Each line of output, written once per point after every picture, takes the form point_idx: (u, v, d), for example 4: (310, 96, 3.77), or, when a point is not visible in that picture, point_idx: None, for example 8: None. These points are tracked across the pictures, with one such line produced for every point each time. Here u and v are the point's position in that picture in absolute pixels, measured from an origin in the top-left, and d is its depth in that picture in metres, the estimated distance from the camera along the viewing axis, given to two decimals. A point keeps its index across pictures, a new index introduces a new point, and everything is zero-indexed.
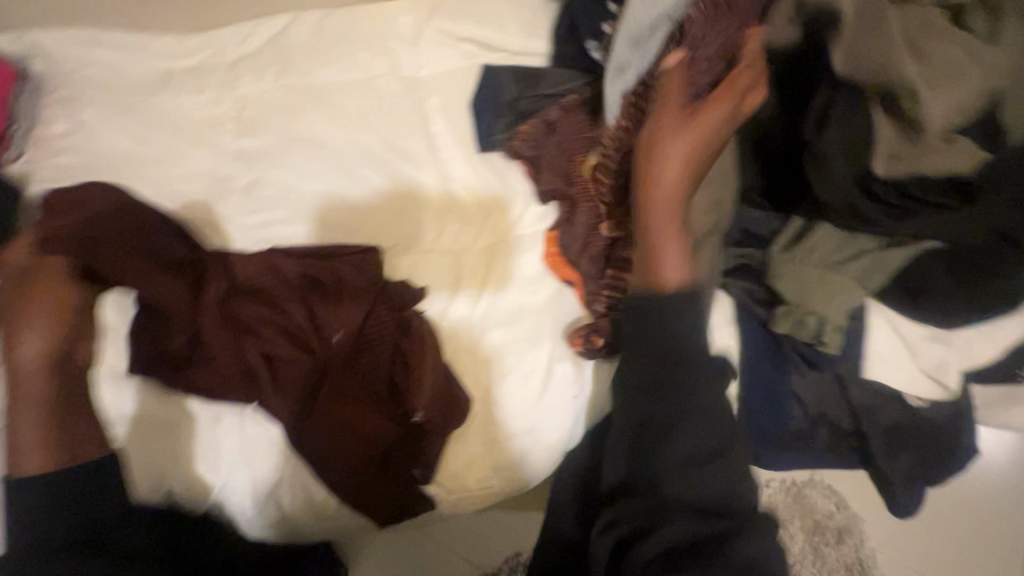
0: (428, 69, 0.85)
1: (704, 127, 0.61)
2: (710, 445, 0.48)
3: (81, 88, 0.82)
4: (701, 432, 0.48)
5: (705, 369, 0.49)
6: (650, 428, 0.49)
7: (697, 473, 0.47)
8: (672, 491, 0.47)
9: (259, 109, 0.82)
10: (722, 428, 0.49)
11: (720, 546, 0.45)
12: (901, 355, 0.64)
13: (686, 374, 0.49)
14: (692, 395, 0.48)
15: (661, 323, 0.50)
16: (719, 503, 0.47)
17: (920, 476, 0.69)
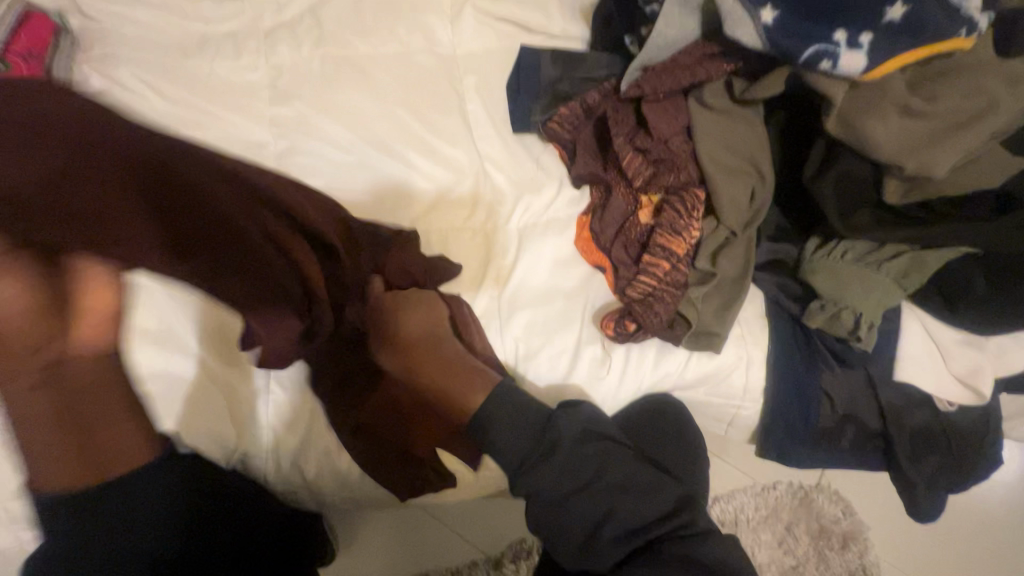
0: (466, 46, 0.83)
1: (743, 139, 0.65)
2: (562, 490, 0.52)
3: (117, 46, 0.81)
4: (542, 485, 0.52)
5: (517, 440, 0.54)
6: (526, 526, 0.53)
7: (561, 511, 0.52)
8: (559, 544, 0.52)
9: (293, 76, 0.80)
10: (570, 465, 0.53)
11: (601, 553, 0.51)
12: (934, 358, 0.65)
13: (513, 432, 0.54)
14: (524, 477, 0.52)
15: (497, 434, 0.54)
16: (592, 520, 0.51)
17: (942, 483, 0.69)
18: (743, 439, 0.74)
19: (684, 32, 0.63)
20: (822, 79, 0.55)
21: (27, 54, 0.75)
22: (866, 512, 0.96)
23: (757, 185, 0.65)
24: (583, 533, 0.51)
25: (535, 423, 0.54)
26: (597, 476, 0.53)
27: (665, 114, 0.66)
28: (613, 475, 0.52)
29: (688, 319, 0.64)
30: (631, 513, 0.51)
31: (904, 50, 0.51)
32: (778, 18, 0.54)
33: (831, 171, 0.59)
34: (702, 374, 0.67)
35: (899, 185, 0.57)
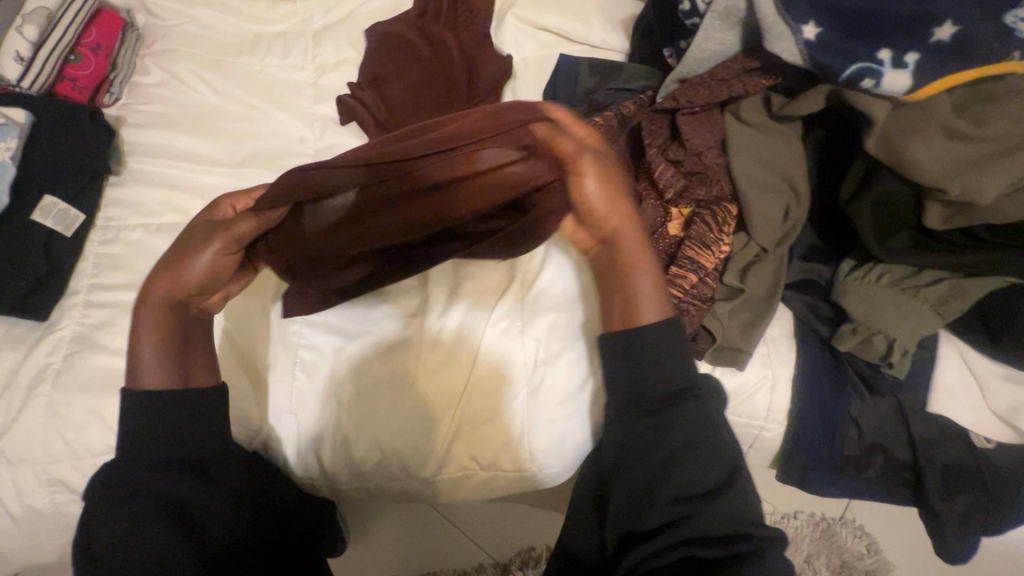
0: (506, 54, 0.85)
1: (779, 152, 0.64)
2: (694, 441, 0.51)
3: (177, 41, 0.85)
4: (680, 424, 0.51)
5: (667, 375, 0.52)
6: (654, 457, 0.51)
7: (680, 460, 0.50)
8: (657, 492, 0.50)
9: (338, 77, 0.83)
10: (709, 429, 0.52)
11: (703, 513, 0.48)
12: (971, 391, 0.62)
13: (670, 359, 0.53)
14: (673, 410, 0.51)
15: (642, 362, 0.53)
16: (706, 481, 0.50)
17: (976, 526, 0.65)
18: (764, 463, 0.72)
19: (724, 45, 0.63)
20: (861, 98, 0.54)
21: (96, 48, 0.80)
22: (892, 550, 0.92)
23: (791, 203, 0.64)
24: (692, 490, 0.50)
25: (669, 376, 0.53)
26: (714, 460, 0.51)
27: (699, 127, 0.66)
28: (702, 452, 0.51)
29: (711, 334, 0.64)
30: (734, 496, 0.49)
31: (952, 70, 0.50)
32: (820, 35, 0.53)
33: (870, 192, 0.58)
34: (722, 391, 0.65)
35: (940, 211, 0.55)
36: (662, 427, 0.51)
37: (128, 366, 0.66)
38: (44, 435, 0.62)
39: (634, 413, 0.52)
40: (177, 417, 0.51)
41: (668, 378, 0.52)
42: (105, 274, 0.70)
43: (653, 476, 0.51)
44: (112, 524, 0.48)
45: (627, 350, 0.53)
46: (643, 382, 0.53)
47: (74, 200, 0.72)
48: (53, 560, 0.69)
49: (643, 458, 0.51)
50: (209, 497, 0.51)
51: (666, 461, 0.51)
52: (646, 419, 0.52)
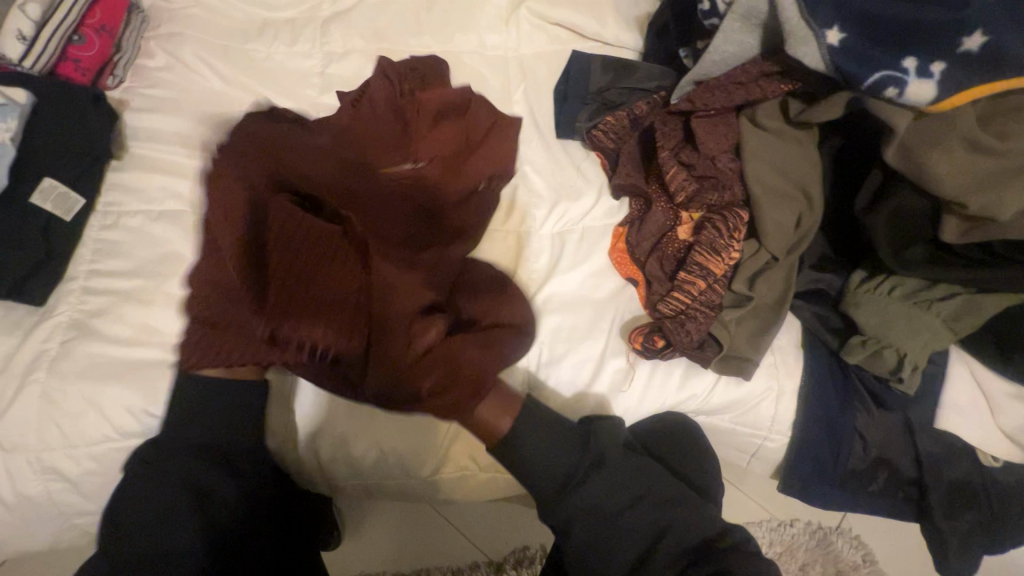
0: (518, 49, 0.83)
1: (795, 159, 0.63)
2: (612, 509, 0.56)
3: (183, 25, 0.84)
4: (592, 503, 0.56)
5: (559, 454, 0.57)
6: (587, 537, 0.56)
7: (609, 525, 0.56)
8: (617, 553, 0.56)
9: (345, 66, 0.81)
10: (618, 488, 0.57)
11: (656, 562, 0.55)
12: (979, 409, 0.63)
13: (557, 444, 0.58)
14: (579, 484, 0.57)
15: (529, 464, 0.57)
16: (647, 529, 0.56)
17: (981, 545, 0.64)
18: (766, 473, 0.71)
19: (744, 48, 0.61)
20: (884, 107, 0.53)
21: (100, 29, 0.78)
22: (888, 562, 0.91)
23: (805, 210, 0.63)
24: (635, 549, 0.56)
25: (548, 453, 0.57)
26: (643, 495, 0.58)
27: (714, 130, 0.65)
28: (645, 493, 0.58)
29: (719, 342, 0.62)
30: (688, 518, 0.57)
31: (977, 83, 0.49)
32: (844, 41, 0.52)
33: (885, 205, 0.57)
34: (727, 401, 0.64)
35: (957, 225, 0.54)
36: (589, 509, 0.56)
37: (126, 355, 0.65)
38: (39, 422, 0.62)
39: (573, 524, 0.56)
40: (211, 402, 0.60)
41: (568, 459, 0.57)
42: (104, 261, 0.69)
43: (612, 542, 0.56)
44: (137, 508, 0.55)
45: (568, 517, 0.56)
46: (532, 458, 0.57)
47: (75, 183, 0.70)
48: (44, 548, 0.68)
49: (584, 526, 0.56)
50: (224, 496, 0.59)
51: (614, 523, 0.56)
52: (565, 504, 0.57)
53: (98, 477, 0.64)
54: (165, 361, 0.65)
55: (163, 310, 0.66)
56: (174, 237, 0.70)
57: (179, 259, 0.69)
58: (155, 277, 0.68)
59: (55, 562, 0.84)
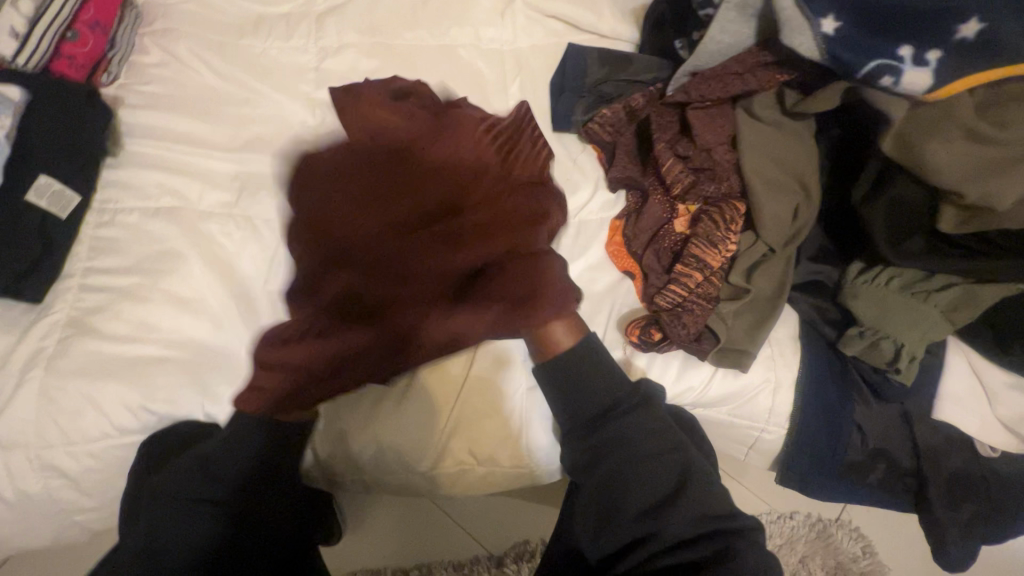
0: (514, 43, 0.83)
1: (791, 151, 0.62)
2: (643, 450, 0.56)
3: (177, 21, 0.83)
4: (623, 436, 0.56)
5: (600, 392, 0.57)
6: (603, 476, 0.56)
7: (620, 478, 0.55)
8: (626, 502, 0.55)
9: (340, 60, 0.81)
10: (657, 431, 0.57)
11: (665, 518, 0.53)
12: (979, 399, 0.61)
13: (598, 381, 0.58)
14: (609, 427, 0.56)
15: (576, 389, 0.58)
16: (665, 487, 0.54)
17: (979, 536, 0.64)
18: (764, 466, 0.71)
19: (740, 37, 0.62)
20: (880, 97, 0.53)
21: (94, 25, 0.78)
22: (888, 553, 0.91)
23: (801, 202, 0.63)
24: (653, 494, 0.54)
25: (590, 389, 0.57)
26: (669, 452, 0.56)
27: (710, 122, 0.65)
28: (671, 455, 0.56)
29: (716, 335, 0.62)
30: (697, 492, 0.54)
31: (975, 69, 0.48)
32: (840, 30, 0.52)
33: (883, 195, 0.57)
34: (724, 395, 0.64)
35: (955, 215, 0.54)
36: (614, 453, 0.56)
37: (123, 351, 0.65)
38: (36, 420, 0.62)
39: (592, 462, 0.57)
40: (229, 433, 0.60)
41: (609, 398, 0.57)
42: (100, 258, 0.69)
43: (630, 489, 0.55)
44: (159, 526, 0.58)
45: (593, 453, 0.56)
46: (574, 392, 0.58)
47: (70, 180, 0.70)
48: (45, 544, 0.68)
49: (604, 466, 0.56)
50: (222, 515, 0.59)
51: (634, 472, 0.55)
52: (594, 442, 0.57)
53: (99, 473, 0.64)
54: (162, 357, 0.65)
55: (160, 306, 0.66)
56: (171, 233, 0.70)
57: (175, 256, 0.69)
58: (152, 273, 0.68)
59: (57, 558, 0.84)
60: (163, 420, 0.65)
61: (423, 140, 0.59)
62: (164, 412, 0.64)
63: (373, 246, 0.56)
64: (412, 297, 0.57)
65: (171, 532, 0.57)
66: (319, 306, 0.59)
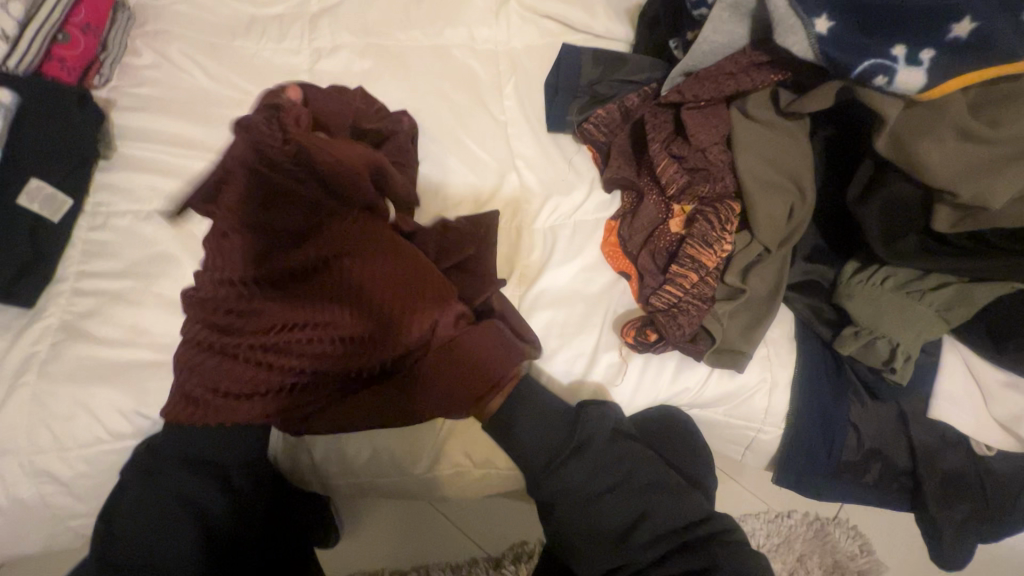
0: (508, 43, 0.82)
1: (786, 150, 0.62)
2: (595, 488, 0.56)
3: (169, 23, 0.83)
4: (570, 484, 0.56)
5: (556, 430, 0.57)
6: (575, 517, 0.55)
7: (589, 512, 0.55)
8: (600, 535, 0.55)
9: (333, 62, 0.80)
10: (601, 478, 0.56)
11: (637, 549, 0.54)
12: (974, 398, 0.61)
13: (538, 426, 0.57)
14: (566, 465, 0.56)
15: (519, 435, 0.56)
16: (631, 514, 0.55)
17: (974, 534, 0.64)
18: (759, 466, 0.71)
19: (733, 37, 0.61)
20: (874, 96, 0.52)
21: (85, 28, 0.77)
22: (886, 552, 0.91)
23: (796, 202, 0.62)
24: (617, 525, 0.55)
25: (547, 425, 0.57)
26: (626, 480, 0.57)
27: (705, 122, 0.64)
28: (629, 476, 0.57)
29: (712, 335, 0.62)
30: (664, 512, 0.56)
31: (968, 69, 0.48)
32: (834, 29, 0.52)
33: (877, 194, 0.57)
34: (717, 395, 0.64)
35: (949, 213, 0.53)
36: (580, 491, 0.56)
37: (116, 356, 0.64)
38: (29, 425, 0.61)
39: (562, 503, 0.56)
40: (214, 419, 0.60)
41: (568, 434, 0.57)
42: (92, 263, 0.68)
43: (599, 527, 0.55)
44: (139, 505, 0.56)
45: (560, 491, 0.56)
46: (526, 436, 0.56)
47: (61, 184, 0.69)
48: (39, 550, 0.68)
49: (573, 506, 0.56)
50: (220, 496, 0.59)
51: (601, 505, 0.55)
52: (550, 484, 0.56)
53: (91, 479, 0.64)
54: (156, 362, 0.65)
55: (153, 311, 0.66)
56: (163, 236, 0.69)
57: (168, 259, 0.68)
58: (145, 277, 0.67)
59: (51, 563, 0.83)
60: (157, 424, 0.65)
61: (325, 195, 0.54)
62: (157, 416, 0.64)
63: (297, 293, 0.53)
64: (337, 335, 0.53)
65: (162, 513, 0.56)
66: (238, 367, 0.54)
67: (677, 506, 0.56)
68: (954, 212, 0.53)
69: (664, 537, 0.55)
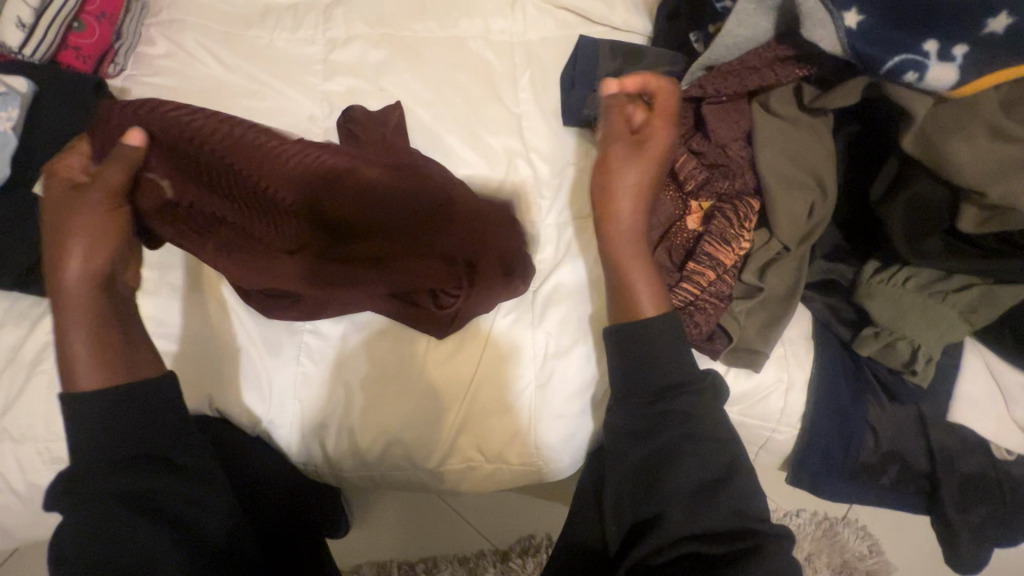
0: (525, 35, 0.81)
1: (810, 149, 0.61)
2: (702, 432, 0.54)
3: (184, 11, 0.82)
4: (689, 415, 0.54)
5: (671, 365, 0.56)
6: (652, 446, 0.54)
7: (676, 454, 0.53)
8: (668, 478, 0.53)
9: (348, 52, 0.79)
10: (698, 426, 0.54)
11: (702, 505, 0.51)
12: (997, 401, 0.60)
13: (670, 352, 0.56)
14: (669, 402, 0.55)
15: (647, 357, 0.56)
16: (712, 473, 0.53)
17: (991, 537, 0.64)
18: (774, 465, 0.70)
19: (758, 31, 0.60)
20: (903, 93, 0.51)
21: (100, 16, 0.77)
22: (895, 552, 0.91)
23: (817, 200, 0.61)
24: (702, 470, 0.53)
25: (666, 349, 0.56)
26: (719, 443, 0.54)
27: (725, 118, 0.63)
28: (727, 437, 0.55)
29: (728, 334, 0.62)
30: (736, 494, 0.52)
31: (1006, 66, 0.47)
32: (864, 24, 0.51)
33: (902, 194, 0.56)
34: (733, 396, 0.64)
35: (976, 215, 0.53)
36: (668, 428, 0.54)
37: None
38: (47, 412, 0.62)
39: (645, 429, 0.55)
40: (134, 423, 0.50)
41: (684, 373, 0.56)
42: None
43: (674, 472, 0.53)
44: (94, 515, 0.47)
45: (655, 419, 0.55)
46: (644, 354, 0.56)
47: None
48: (55, 535, 0.69)
49: (657, 440, 0.54)
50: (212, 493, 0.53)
51: (688, 453, 0.53)
52: (656, 415, 0.55)
53: None
54: (172, 352, 0.65)
55: (168, 301, 0.66)
56: None
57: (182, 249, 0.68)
58: (161, 267, 0.67)
59: None
60: None
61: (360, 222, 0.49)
62: None
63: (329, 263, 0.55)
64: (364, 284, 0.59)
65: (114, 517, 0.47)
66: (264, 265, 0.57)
67: (746, 491, 0.52)
68: (983, 212, 0.52)
69: (723, 512, 0.51)
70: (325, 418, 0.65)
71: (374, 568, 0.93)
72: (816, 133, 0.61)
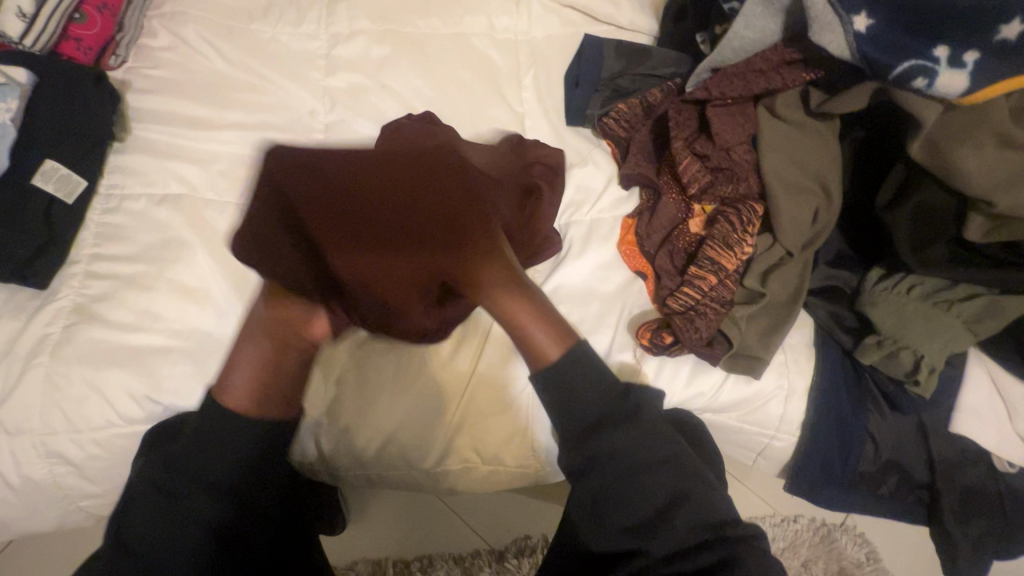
0: (530, 33, 0.80)
1: (820, 154, 0.60)
2: (643, 460, 0.50)
3: (186, 4, 0.81)
4: (618, 448, 0.50)
5: (596, 400, 0.50)
6: (595, 481, 0.51)
7: (626, 481, 0.50)
8: (620, 510, 0.50)
9: (352, 47, 0.79)
10: (645, 447, 0.51)
11: (665, 528, 0.49)
12: (999, 413, 0.60)
13: (591, 389, 0.51)
14: (602, 435, 0.50)
15: (568, 397, 0.50)
16: (670, 494, 0.50)
17: (990, 550, 0.63)
18: (772, 473, 0.70)
19: (765, 32, 0.60)
20: (912, 100, 0.50)
21: (101, 7, 0.76)
22: (892, 561, 0.90)
23: (822, 205, 0.61)
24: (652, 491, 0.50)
25: (578, 380, 0.50)
26: (671, 460, 0.51)
27: (730, 121, 0.63)
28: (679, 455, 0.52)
29: (728, 339, 0.61)
30: (700, 506, 0.50)
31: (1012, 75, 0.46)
32: (873, 28, 0.50)
33: (908, 200, 0.55)
34: (734, 403, 0.63)
35: (981, 224, 0.52)
36: (605, 468, 0.50)
37: (128, 340, 0.64)
38: (42, 405, 0.61)
39: (584, 467, 0.51)
40: (213, 435, 0.51)
41: (609, 397, 0.51)
42: (106, 246, 0.68)
43: (629, 505, 0.50)
44: (151, 525, 0.50)
45: (591, 460, 0.50)
46: (559, 390, 0.50)
47: (78, 166, 0.69)
48: (50, 529, 0.69)
49: (596, 479, 0.51)
50: (231, 513, 0.51)
51: (639, 483, 0.50)
52: (588, 453, 0.50)
53: (100, 461, 0.64)
54: (168, 346, 0.65)
55: (165, 295, 0.66)
56: (177, 220, 0.69)
57: (181, 244, 0.68)
58: (159, 261, 0.67)
59: (61, 538, 0.85)
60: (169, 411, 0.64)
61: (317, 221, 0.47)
62: (168, 403, 0.63)
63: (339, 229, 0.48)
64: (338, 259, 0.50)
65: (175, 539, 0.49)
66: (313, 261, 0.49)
67: (717, 501, 0.51)
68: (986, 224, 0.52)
69: (692, 529, 0.49)
70: (321, 416, 0.64)
71: (368, 566, 0.92)
72: (824, 137, 0.61)
